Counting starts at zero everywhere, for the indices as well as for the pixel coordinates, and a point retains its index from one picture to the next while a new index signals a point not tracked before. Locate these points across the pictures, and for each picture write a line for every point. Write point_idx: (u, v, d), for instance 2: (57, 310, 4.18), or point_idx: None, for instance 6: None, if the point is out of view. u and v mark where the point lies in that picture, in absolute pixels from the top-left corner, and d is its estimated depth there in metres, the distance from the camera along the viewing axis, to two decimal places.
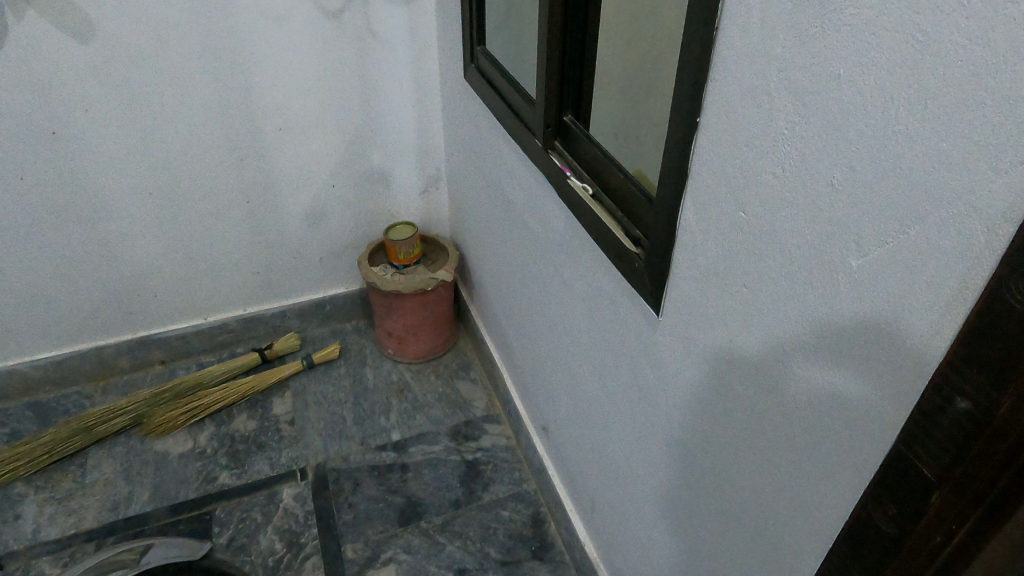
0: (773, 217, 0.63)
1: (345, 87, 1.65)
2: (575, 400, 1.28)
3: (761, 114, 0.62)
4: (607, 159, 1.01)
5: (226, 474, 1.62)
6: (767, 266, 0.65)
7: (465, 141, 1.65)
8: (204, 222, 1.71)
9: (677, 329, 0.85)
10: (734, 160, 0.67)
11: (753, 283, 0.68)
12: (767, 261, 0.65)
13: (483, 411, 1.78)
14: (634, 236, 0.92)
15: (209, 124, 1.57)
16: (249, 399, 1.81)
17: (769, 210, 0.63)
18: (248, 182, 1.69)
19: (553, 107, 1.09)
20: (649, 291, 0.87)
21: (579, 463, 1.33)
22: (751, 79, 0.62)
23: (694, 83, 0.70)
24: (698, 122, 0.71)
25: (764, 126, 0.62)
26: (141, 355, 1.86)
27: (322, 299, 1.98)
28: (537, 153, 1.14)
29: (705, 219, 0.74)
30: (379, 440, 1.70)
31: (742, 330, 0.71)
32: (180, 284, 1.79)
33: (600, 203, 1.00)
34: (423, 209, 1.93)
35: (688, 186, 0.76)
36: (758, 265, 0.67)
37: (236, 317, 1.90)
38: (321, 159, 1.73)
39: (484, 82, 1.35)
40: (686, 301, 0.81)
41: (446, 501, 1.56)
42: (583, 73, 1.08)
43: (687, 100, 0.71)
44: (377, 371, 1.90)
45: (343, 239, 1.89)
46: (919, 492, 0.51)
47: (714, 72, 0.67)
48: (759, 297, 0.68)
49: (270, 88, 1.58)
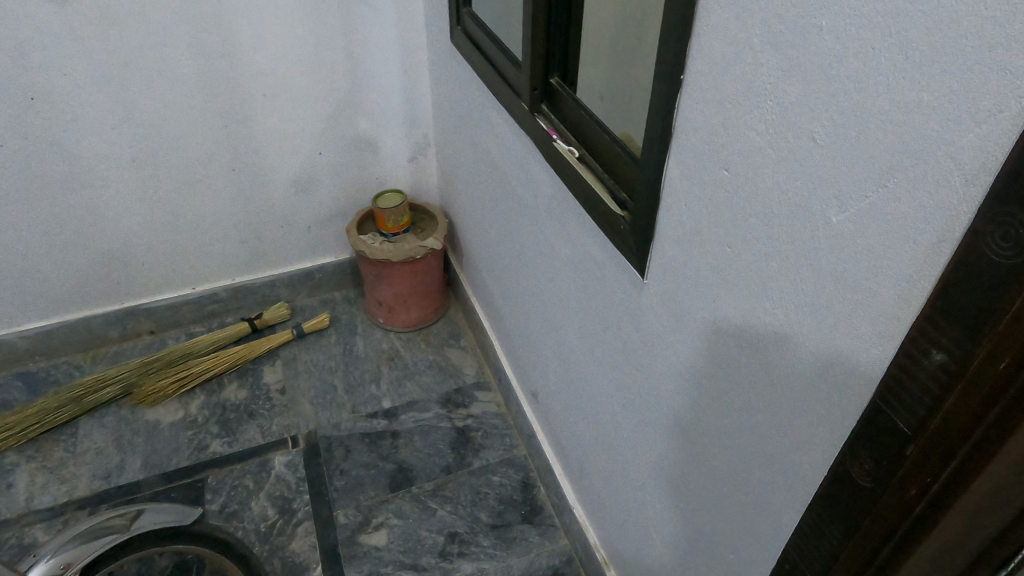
0: (756, 174, 0.62)
1: (330, 52, 1.61)
2: (565, 365, 1.29)
3: (744, 68, 0.61)
4: (593, 121, 1.00)
5: (218, 442, 1.63)
6: (750, 224, 0.65)
7: (453, 106, 1.63)
8: (189, 190, 1.69)
9: (662, 291, 0.84)
10: (718, 116, 0.66)
11: (737, 243, 0.68)
12: (750, 220, 0.65)
13: (474, 379, 1.79)
14: (619, 199, 0.91)
15: (192, 91, 1.54)
16: (239, 369, 1.81)
17: (752, 167, 0.62)
18: (234, 148, 1.66)
19: (539, 68, 1.07)
20: (633, 253, 0.87)
21: (569, 428, 1.34)
22: (734, 34, 0.61)
23: (676, 38, 0.68)
24: (681, 80, 0.70)
25: (747, 81, 0.61)
26: (129, 325, 1.85)
27: (311, 268, 1.97)
28: (524, 117, 1.13)
29: (689, 178, 0.73)
30: (369, 408, 1.71)
31: (726, 290, 0.71)
32: (167, 253, 1.78)
33: (586, 166, 0.99)
34: (411, 176, 1.91)
35: (673, 146, 0.75)
36: (741, 224, 0.66)
37: (225, 287, 1.89)
38: (307, 125, 1.70)
39: (470, 44, 1.32)
40: (670, 263, 0.81)
41: (437, 466, 1.58)
42: (569, 33, 1.06)
43: (671, 57, 0.70)
44: (367, 339, 1.90)
45: (331, 208, 1.88)
46: (895, 445, 0.52)
47: (698, 28, 0.66)
48: (742, 257, 0.67)
49: (253, 53, 1.54)
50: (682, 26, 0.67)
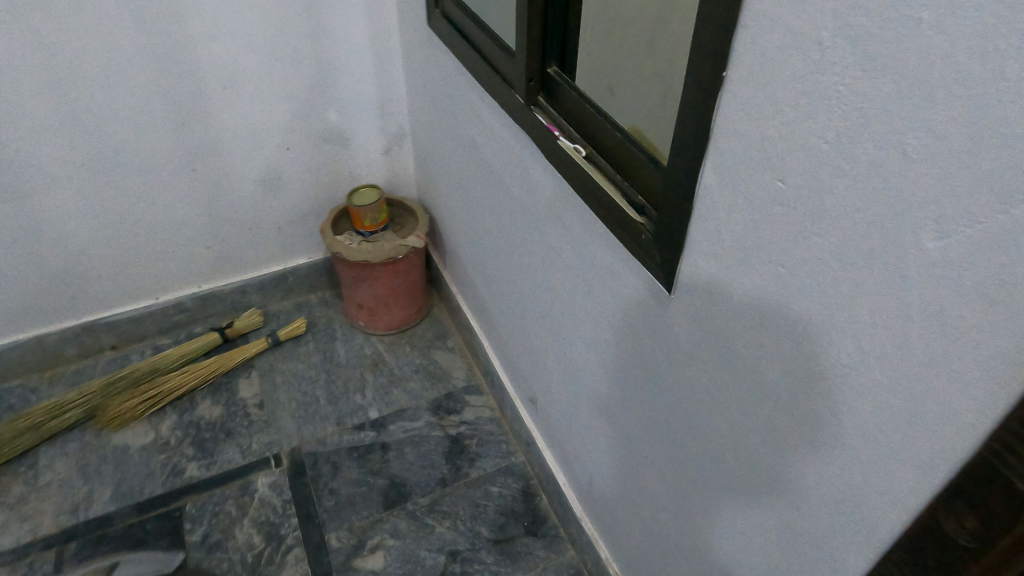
0: (820, 188, 0.53)
1: (294, 39, 1.48)
2: (570, 372, 1.21)
3: (806, 66, 0.51)
4: (600, 116, 0.90)
5: (194, 466, 1.52)
6: (813, 243, 0.56)
7: (431, 95, 1.51)
8: (146, 194, 1.55)
9: (691, 307, 0.76)
10: (772, 120, 0.56)
11: (794, 263, 0.59)
12: (813, 238, 0.56)
13: (464, 382, 1.70)
14: (637, 204, 0.82)
15: (143, 86, 1.40)
16: (212, 384, 1.69)
17: (815, 180, 0.53)
18: (194, 147, 1.53)
19: (535, 57, 0.96)
20: (657, 266, 0.78)
21: (574, 438, 1.27)
22: (797, 24, 0.50)
23: (713, 29, 0.58)
24: (722, 78, 0.59)
25: (813, 81, 0.51)
26: (88, 342, 1.71)
27: (283, 271, 1.84)
28: (519, 111, 1.02)
29: (729, 188, 0.64)
30: (356, 420, 1.62)
31: (775, 314, 0.63)
32: (126, 263, 1.64)
33: (595, 165, 0.89)
34: (387, 169, 1.79)
35: (709, 151, 0.64)
36: (800, 242, 0.57)
37: (190, 296, 1.76)
38: (272, 119, 1.57)
39: (449, 27, 1.20)
40: (703, 278, 0.72)
41: (432, 479, 1.50)
42: (568, 18, 0.95)
43: (710, 52, 0.59)
44: (348, 344, 1.80)
45: (302, 206, 1.75)
46: (1011, 512, 0.44)
47: (746, 18, 0.55)
48: (800, 280, 0.58)
49: (210, 43, 1.40)
50: (722, 14, 0.56)
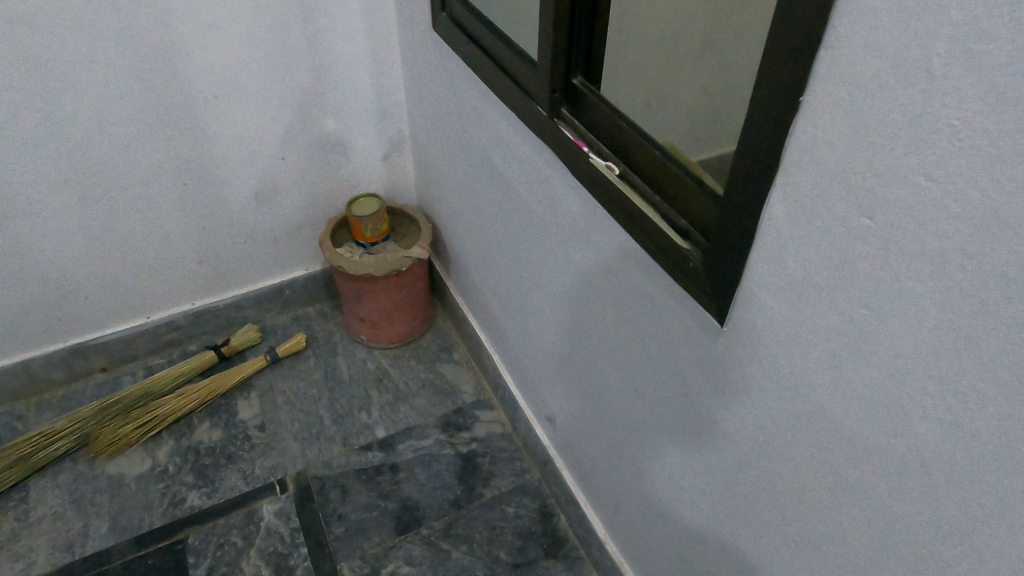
0: (920, 230, 0.48)
1: (289, 44, 1.41)
2: (595, 393, 1.17)
3: (910, 95, 0.45)
4: (634, 131, 0.84)
5: (195, 494, 1.45)
6: (905, 288, 0.51)
7: (436, 101, 1.45)
8: (135, 209, 1.48)
9: (745, 342, 0.71)
10: (860, 152, 0.50)
11: (879, 307, 0.53)
12: (906, 283, 0.50)
13: (473, 397, 1.65)
14: (682, 228, 0.77)
15: (131, 97, 1.32)
16: (209, 405, 1.62)
17: (913, 221, 0.48)
18: (185, 160, 1.45)
19: (559, 67, 0.90)
20: (707, 297, 0.72)
21: (597, 460, 1.22)
22: (899, 50, 0.45)
23: (789, 50, 0.52)
24: (798, 103, 0.54)
25: (916, 113, 0.45)
26: (77, 365, 1.63)
27: (280, 284, 1.77)
28: (542, 124, 0.96)
29: (798, 222, 0.58)
30: (362, 440, 1.55)
31: (851, 359, 0.58)
32: (115, 282, 1.56)
33: (630, 184, 0.84)
34: (386, 176, 1.72)
35: (776, 180, 0.59)
36: (888, 286, 0.52)
37: (184, 313, 1.69)
38: (267, 127, 1.50)
39: (458, 32, 1.13)
40: (762, 313, 0.67)
41: (445, 502, 1.44)
42: (595, 26, 0.89)
43: (784, 75, 0.53)
44: (350, 359, 1.73)
45: (299, 217, 1.68)
46: None
47: (832, 38, 0.49)
48: (886, 325, 0.53)
49: (200, 50, 1.33)
50: (801, 35, 0.51)
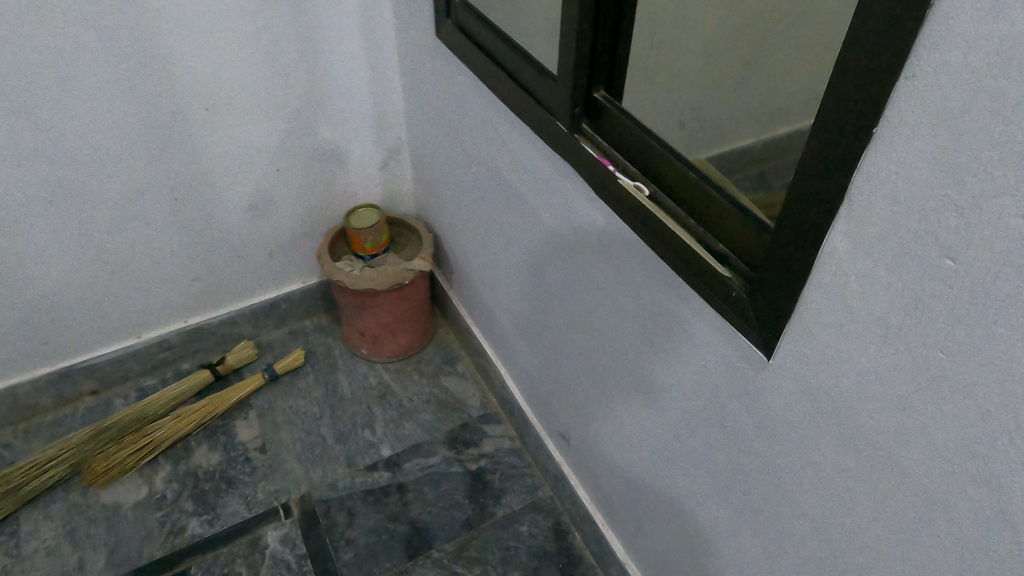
0: (1016, 274, 0.45)
1: (284, 53, 1.35)
2: (615, 413, 1.13)
3: (1008, 132, 0.42)
4: (663, 149, 0.80)
5: (195, 522, 1.40)
6: (992, 332, 0.47)
7: (438, 109, 1.40)
8: (124, 226, 1.41)
9: (795, 375, 0.67)
10: (945, 189, 0.47)
11: (960, 350, 0.50)
12: (994, 327, 0.47)
13: (480, 411, 1.61)
14: (722, 254, 0.73)
15: (118, 111, 1.27)
16: (206, 427, 1.56)
17: (1007, 264, 0.45)
18: (176, 174, 1.40)
19: (581, 81, 0.86)
20: (753, 329, 0.69)
21: (617, 479, 1.19)
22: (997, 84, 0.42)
23: (862, 77, 0.49)
24: (869, 135, 0.50)
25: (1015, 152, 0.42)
26: (66, 389, 1.57)
27: (276, 298, 1.71)
28: (561, 140, 0.91)
29: (866, 256, 0.55)
30: (367, 459, 1.51)
31: (925, 401, 0.54)
32: (104, 302, 1.50)
33: (661, 205, 0.80)
34: (384, 185, 1.67)
35: (840, 212, 0.55)
36: (972, 329, 0.49)
37: (177, 331, 1.63)
38: (260, 138, 1.44)
39: (467, 41, 1.08)
40: (816, 348, 0.63)
41: (456, 522, 1.40)
42: (620, 38, 0.84)
43: (856, 105, 0.50)
44: (351, 374, 1.68)
45: (295, 229, 1.62)
46: None
47: (914, 69, 0.46)
48: (969, 369, 0.50)
49: (190, 61, 1.27)
50: (878, 61, 0.47)
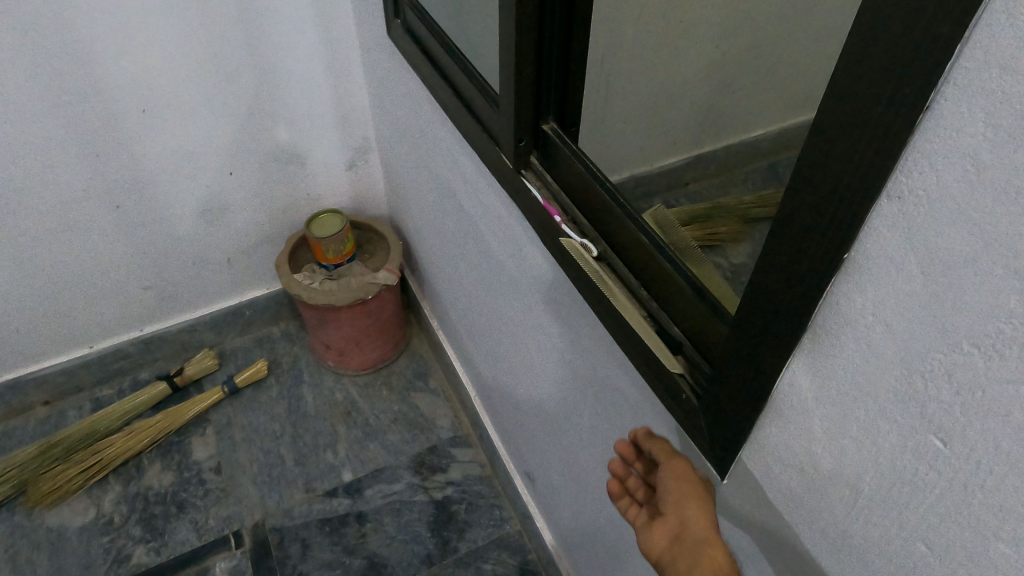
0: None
1: (225, 49, 1.23)
2: (575, 470, 1.01)
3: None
4: (615, 203, 0.66)
5: (142, 550, 1.32)
6: (990, 545, 0.34)
7: (397, 112, 1.28)
8: (63, 237, 1.31)
9: (749, 505, 0.54)
10: (933, 352, 0.33)
11: (948, 552, 0.37)
12: (992, 539, 0.34)
13: (450, 432, 1.51)
14: (675, 341, 0.60)
15: (42, 116, 1.15)
16: (161, 444, 1.48)
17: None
18: (116, 181, 1.29)
19: (526, 113, 0.72)
20: (706, 445, 0.56)
21: (581, 535, 1.09)
22: (1006, 233, 0.28)
23: (823, 194, 0.35)
24: (836, 264, 0.37)
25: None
26: (15, 401, 1.49)
27: (238, 305, 1.61)
28: (506, 177, 0.78)
29: (834, 402, 0.41)
30: (327, 484, 1.42)
31: None
32: (50, 314, 1.41)
33: (611, 270, 0.66)
34: (351, 187, 1.55)
35: (805, 344, 0.42)
36: (962, 532, 0.36)
37: (132, 340, 1.54)
38: (209, 140, 1.32)
39: (415, 50, 0.95)
40: (775, 487, 0.50)
41: (416, 557, 1.31)
42: (571, 65, 0.70)
43: (815, 230, 0.37)
44: (316, 388, 1.59)
45: (257, 235, 1.52)
46: None
47: (898, 187, 0.32)
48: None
49: (119, 59, 1.15)
50: (845, 178, 0.34)
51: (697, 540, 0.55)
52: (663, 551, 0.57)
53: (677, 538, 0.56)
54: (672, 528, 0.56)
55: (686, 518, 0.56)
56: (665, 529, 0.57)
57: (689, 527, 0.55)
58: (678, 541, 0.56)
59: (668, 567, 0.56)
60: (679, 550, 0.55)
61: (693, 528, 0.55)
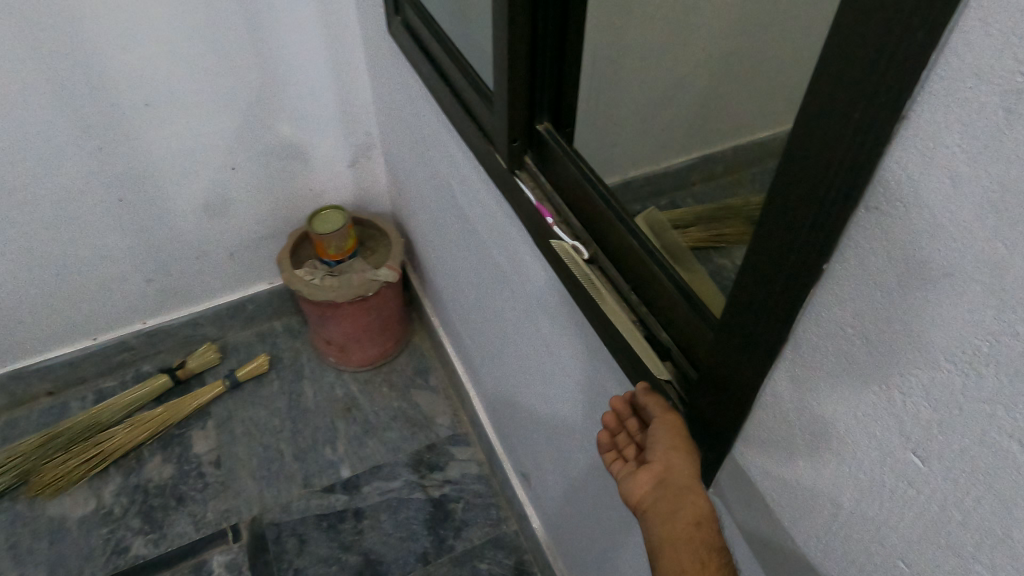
0: (1011, 513, 0.30)
1: (228, 44, 1.23)
2: (569, 473, 1.01)
3: (999, 321, 0.28)
4: (608, 205, 0.66)
5: (140, 541, 1.33)
6: (967, 566, 0.34)
7: (399, 110, 1.28)
8: (67, 229, 1.32)
9: (734, 515, 0.53)
10: (911, 368, 0.33)
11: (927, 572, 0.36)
12: (969, 560, 0.33)
13: (449, 430, 1.51)
14: (664, 346, 0.59)
15: (45, 109, 1.16)
16: (162, 436, 1.49)
17: (1001, 497, 0.30)
18: (119, 174, 1.29)
19: (521, 113, 0.72)
20: None
21: (575, 537, 1.08)
22: (984, 245, 0.28)
23: (805, 202, 0.34)
24: (817, 274, 0.36)
25: (1008, 347, 0.28)
26: (19, 391, 1.50)
27: (241, 300, 1.62)
28: (500, 177, 0.77)
29: (815, 414, 0.40)
30: (325, 480, 1.42)
31: None
32: (54, 306, 1.42)
33: (602, 273, 0.65)
34: (354, 183, 1.55)
35: (787, 355, 0.41)
36: (940, 552, 0.35)
37: (135, 333, 1.55)
38: (212, 135, 1.33)
39: (414, 47, 0.94)
40: (758, 497, 0.50)
41: (412, 555, 1.31)
42: (566, 64, 0.70)
43: (797, 238, 0.36)
44: (317, 384, 1.59)
45: (260, 230, 1.52)
46: None
47: (880, 195, 0.31)
48: None
49: (122, 53, 1.16)
50: (825, 187, 0.33)
51: (684, 488, 0.50)
52: (646, 496, 0.51)
53: (662, 483, 0.50)
54: (657, 472, 0.51)
55: (673, 463, 0.51)
56: (648, 473, 0.51)
57: (677, 473, 0.50)
58: (663, 485, 0.50)
59: (649, 511, 0.50)
60: (664, 495, 0.50)
61: (681, 474, 0.50)
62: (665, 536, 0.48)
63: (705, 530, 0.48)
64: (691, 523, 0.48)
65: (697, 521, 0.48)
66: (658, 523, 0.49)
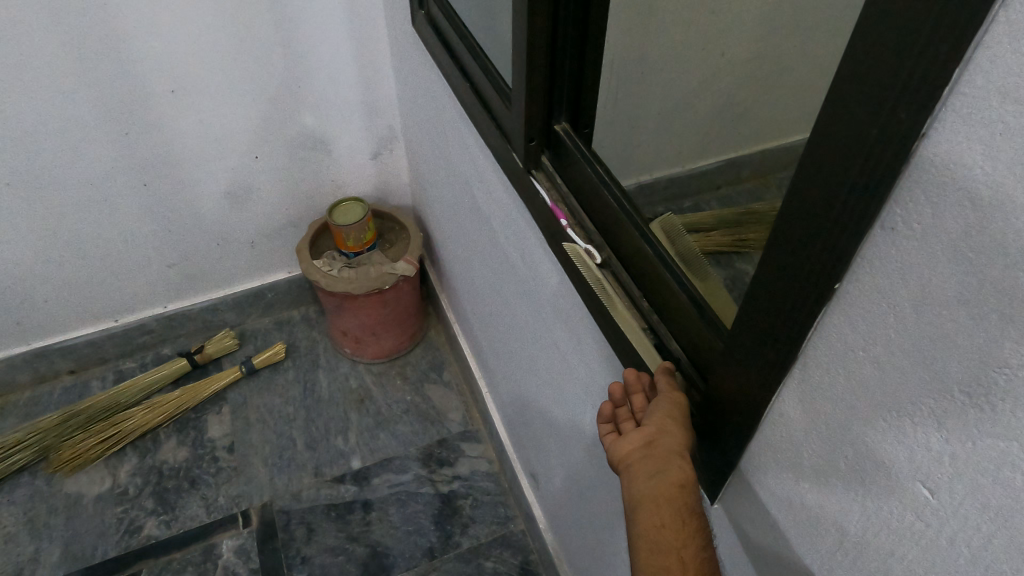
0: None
1: (254, 35, 1.23)
2: (578, 476, 1.00)
3: (1019, 355, 0.26)
4: (623, 208, 0.64)
5: (153, 522, 1.35)
6: None
7: (422, 104, 1.27)
8: (92, 212, 1.34)
9: (737, 531, 0.52)
10: (925, 397, 0.31)
11: None
12: None
13: (460, 427, 1.50)
14: (674, 355, 0.58)
15: (74, 93, 1.18)
16: (178, 419, 1.51)
17: (1014, 537, 0.29)
18: (143, 160, 1.31)
19: (538, 112, 0.71)
20: (699, 466, 0.54)
21: (582, 541, 1.07)
22: (1006, 275, 0.26)
23: (821, 219, 0.33)
24: (831, 294, 0.35)
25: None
26: (42, 368, 1.53)
27: (261, 288, 1.64)
28: (516, 176, 0.77)
29: (823, 436, 0.39)
30: (336, 470, 1.43)
31: None
32: (79, 287, 1.45)
33: (615, 278, 0.64)
34: (375, 176, 1.56)
35: (797, 374, 0.40)
36: None
37: (155, 316, 1.57)
38: (236, 123, 1.33)
39: (436, 41, 0.94)
40: (763, 517, 0.48)
41: (418, 549, 1.31)
42: (587, 65, 0.69)
43: (812, 256, 0.34)
44: (332, 374, 1.60)
45: (281, 219, 1.53)
46: None
47: (896, 212, 0.30)
48: None
49: (150, 42, 1.17)
50: (842, 204, 0.32)
51: (669, 451, 0.49)
52: (632, 453, 0.51)
53: (650, 444, 0.50)
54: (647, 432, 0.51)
55: (663, 426, 0.50)
56: (639, 433, 0.51)
57: (664, 437, 0.50)
58: (651, 446, 0.50)
59: (633, 469, 0.50)
60: (649, 456, 0.50)
61: (669, 438, 0.49)
62: (644, 493, 0.48)
63: (684, 493, 0.47)
64: (671, 484, 0.47)
65: (679, 484, 0.48)
66: (639, 480, 0.49)
